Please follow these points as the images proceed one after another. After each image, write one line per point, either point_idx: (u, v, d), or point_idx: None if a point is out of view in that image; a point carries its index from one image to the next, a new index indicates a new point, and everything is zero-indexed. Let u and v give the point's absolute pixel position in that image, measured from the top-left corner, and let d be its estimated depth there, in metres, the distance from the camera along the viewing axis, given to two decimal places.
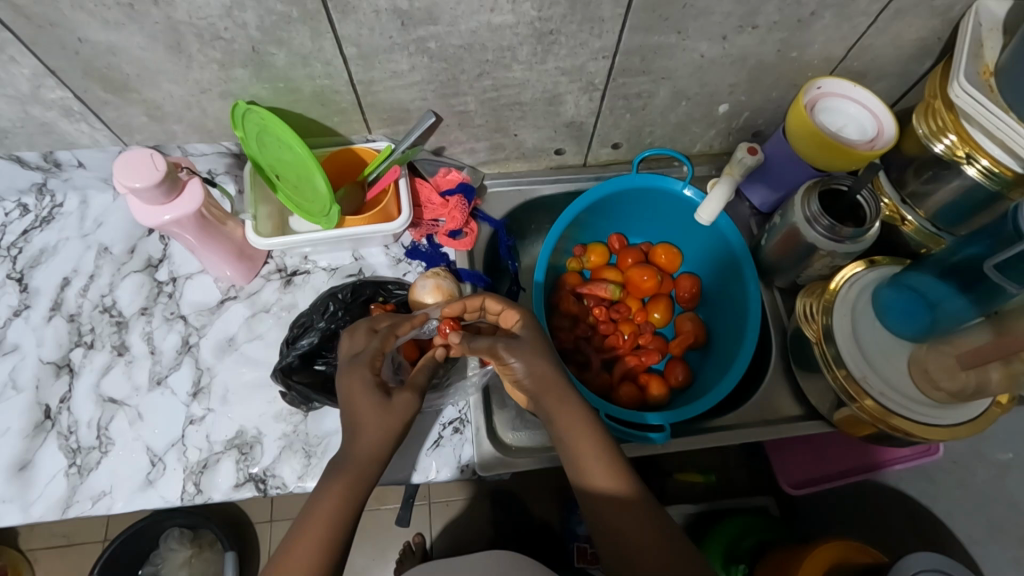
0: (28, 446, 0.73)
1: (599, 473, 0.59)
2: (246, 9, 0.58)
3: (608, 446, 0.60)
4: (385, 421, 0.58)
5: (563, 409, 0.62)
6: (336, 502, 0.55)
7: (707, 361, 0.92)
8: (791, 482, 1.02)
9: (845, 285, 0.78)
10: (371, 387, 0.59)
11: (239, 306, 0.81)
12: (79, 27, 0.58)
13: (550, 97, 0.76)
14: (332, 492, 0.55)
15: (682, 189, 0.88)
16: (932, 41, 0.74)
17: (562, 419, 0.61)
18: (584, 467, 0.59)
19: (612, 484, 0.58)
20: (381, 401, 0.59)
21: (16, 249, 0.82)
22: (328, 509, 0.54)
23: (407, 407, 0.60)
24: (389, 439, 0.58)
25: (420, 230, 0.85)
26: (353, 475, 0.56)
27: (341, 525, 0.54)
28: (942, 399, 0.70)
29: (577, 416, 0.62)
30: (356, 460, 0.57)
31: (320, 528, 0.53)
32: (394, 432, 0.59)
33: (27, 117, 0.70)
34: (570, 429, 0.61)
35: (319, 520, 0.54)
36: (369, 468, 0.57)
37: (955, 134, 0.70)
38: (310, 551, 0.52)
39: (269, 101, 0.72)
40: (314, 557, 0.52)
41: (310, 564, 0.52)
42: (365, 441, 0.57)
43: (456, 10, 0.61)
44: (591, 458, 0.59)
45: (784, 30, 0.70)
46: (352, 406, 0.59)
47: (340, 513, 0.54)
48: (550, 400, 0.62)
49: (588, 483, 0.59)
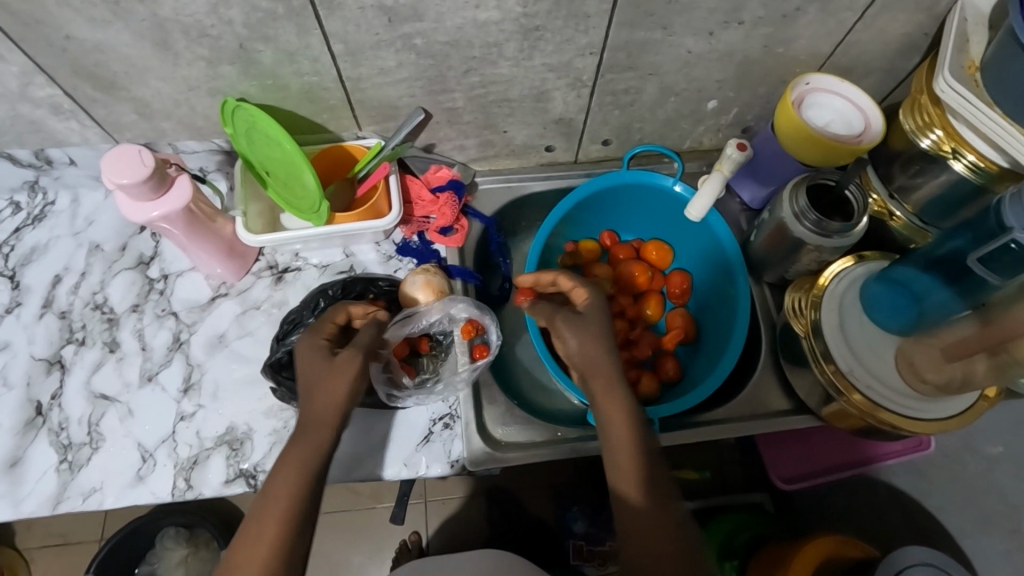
0: (19, 443, 0.73)
1: (631, 475, 0.61)
2: (232, 6, 0.58)
3: (647, 450, 0.62)
4: (333, 381, 0.62)
5: (614, 406, 0.64)
6: (293, 475, 0.57)
7: (697, 357, 0.92)
8: (783, 477, 1.02)
9: (833, 280, 0.78)
10: (320, 352, 0.64)
11: (230, 303, 0.81)
12: (65, 25, 0.58)
13: (538, 93, 0.76)
14: (286, 469, 0.57)
15: (673, 185, 0.88)
16: (918, 36, 0.75)
17: (610, 417, 0.64)
18: (618, 466, 0.62)
19: (642, 488, 0.60)
20: (325, 364, 0.63)
21: (8, 247, 0.83)
22: (287, 486, 0.56)
23: (353, 362, 0.63)
24: (339, 398, 0.61)
25: (411, 227, 0.85)
26: (309, 447, 0.58)
27: (299, 499, 0.56)
28: (929, 392, 0.70)
29: (625, 417, 0.64)
30: (310, 428, 0.60)
31: (282, 505, 0.55)
32: (342, 393, 0.62)
33: (17, 115, 0.70)
34: (614, 428, 0.63)
35: (281, 493, 0.56)
36: (322, 433, 0.60)
37: (942, 130, 0.70)
38: (275, 526, 0.54)
39: (258, 99, 0.72)
40: (277, 531, 0.54)
41: (276, 538, 0.54)
42: (317, 405, 0.61)
43: (441, 7, 0.61)
44: (629, 460, 0.61)
45: (770, 26, 0.70)
46: (303, 371, 0.63)
47: (301, 483, 0.57)
48: (604, 397, 0.65)
49: (621, 483, 0.61)
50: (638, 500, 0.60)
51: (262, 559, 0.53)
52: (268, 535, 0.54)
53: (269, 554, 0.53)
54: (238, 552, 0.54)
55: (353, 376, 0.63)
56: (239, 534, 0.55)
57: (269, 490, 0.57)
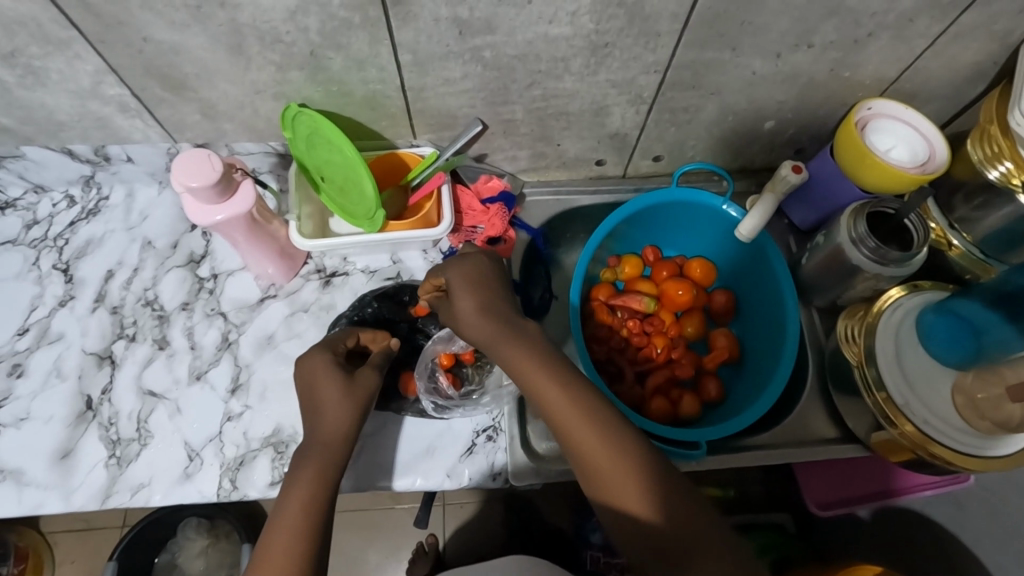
0: (70, 435, 0.74)
1: (625, 481, 0.53)
2: (309, 14, 0.58)
3: (625, 443, 0.55)
4: (344, 399, 0.63)
5: (562, 404, 0.56)
6: (309, 485, 0.56)
7: (741, 378, 0.91)
8: (818, 502, 1.00)
9: (888, 309, 0.76)
10: (329, 367, 0.65)
11: (279, 304, 0.81)
12: (145, 27, 0.59)
13: (597, 108, 0.76)
14: (302, 482, 0.56)
15: (722, 206, 0.87)
16: (988, 65, 0.73)
17: (570, 421, 0.56)
18: (603, 477, 0.54)
19: (643, 488, 0.52)
20: (344, 379, 0.65)
21: (62, 240, 0.84)
22: (300, 496, 0.56)
23: (372, 382, 0.67)
24: (347, 418, 0.62)
25: (459, 236, 0.84)
26: (322, 460, 0.59)
27: (315, 512, 0.55)
28: (987, 430, 0.69)
29: (580, 413, 0.56)
30: (322, 445, 0.60)
31: (294, 516, 0.54)
32: (361, 403, 0.64)
33: (85, 112, 0.71)
34: (580, 433, 0.55)
35: (297, 496, 0.55)
36: (335, 450, 0.60)
37: (1011, 161, 0.69)
38: (286, 534, 0.53)
39: (321, 104, 0.72)
40: (293, 541, 0.52)
41: (289, 548, 0.52)
42: (329, 424, 0.61)
43: (515, 21, 0.61)
44: (612, 465, 0.53)
45: (840, 50, 0.69)
46: (316, 386, 0.64)
47: (318, 485, 0.57)
48: (554, 397, 0.57)
49: (615, 491, 0.53)
50: (646, 509, 0.52)
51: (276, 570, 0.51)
52: (280, 542, 0.52)
53: (286, 564, 0.51)
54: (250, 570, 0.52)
55: (365, 402, 0.64)
56: (256, 546, 0.53)
57: (281, 505, 0.55)
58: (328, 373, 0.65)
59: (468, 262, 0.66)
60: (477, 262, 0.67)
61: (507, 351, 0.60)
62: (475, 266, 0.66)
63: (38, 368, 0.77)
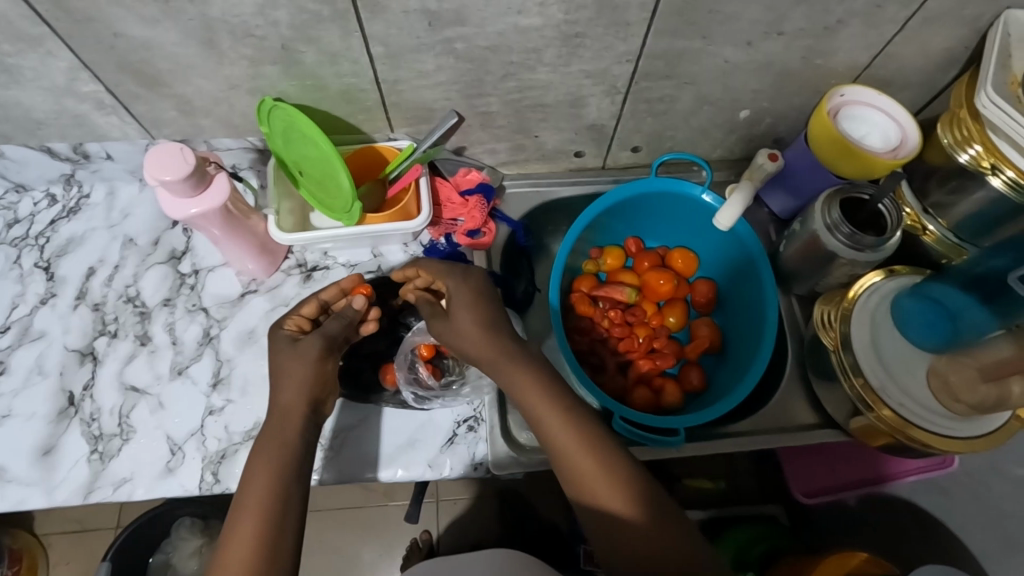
0: (52, 432, 0.74)
1: (607, 486, 0.57)
2: (279, 7, 0.59)
3: (612, 454, 0.59)
4: (294, 365, 0.63)
5: (551, 415, 0.60)
6: (272, 451, 0.58)
7: (722, 367, 0.92)
8: (803, 490, 1.01)
9: (863, 294, 0.77)
10: (283, 340, 0.66)
11: (260, 299, 0.82)
12: (116, 22, 0.59)
13: (573, 99, 0.76)
14: (261, 462, 0.57)
15: (700, 194, 0.87)
16: (959, 50, 0.74)
17: (557, 433, 0.60)
18: (590, 487, 0.57)
19: (624, 492, 0.56)
20: (292, 346, 0.65)
21: (44, 238, 0.84)
22: (266, 477, 0.56)
23: (317, 347, 0.64)
24: (303, 383, 0.62)
25: (438, 229, 0.84)
26: (281, 433, 0.59)
27: (279, 484, 0.55)
28: (963, 412, 0.69)
29: (567, 424, 0.60)
30: (282, 414, 0.60)
31: (262, 493, 0.55)
32: (306, 373, 0.62)
33: (61, 110, 0.72)
34: (568, 443, 0.59)
35: (263, 466, 0.56)
36: (295, 418, 0.60)
37: (981, 144, 0.70)
38: (254, 519, 0.53)
39: (296, 98, 0.73)
40: (257, 522, 0.53)
41: (258, 526, 0.53)
42: (286, 394, 0.61)
43: (484, 12, 0.61)
44: (599, 473, 0.57)
45: (810, 37, 0.70)
46: (274, 361, 0.64)
47: (284, 453, 0.57)
48: (546, 412, 0.60)
49: (598, 496, 0.57)
50: (627, 511, 0.56)
51: (243, 551, 0.51)
52: (248, 525, 0.53)
53: (252, 549, 0.52)
54: (218, 561, 0.52)
55: (316, 358, 0.64)
56: (224, 526, 0.54)
57: (247, 479, 0.56)
58: (280, 343, 0.65)
59: (465, 280, 0.69)
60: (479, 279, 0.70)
61: (501, 370, 0.63)
62: (471, 286, 0.69)
63: (19, 366, 0.77)
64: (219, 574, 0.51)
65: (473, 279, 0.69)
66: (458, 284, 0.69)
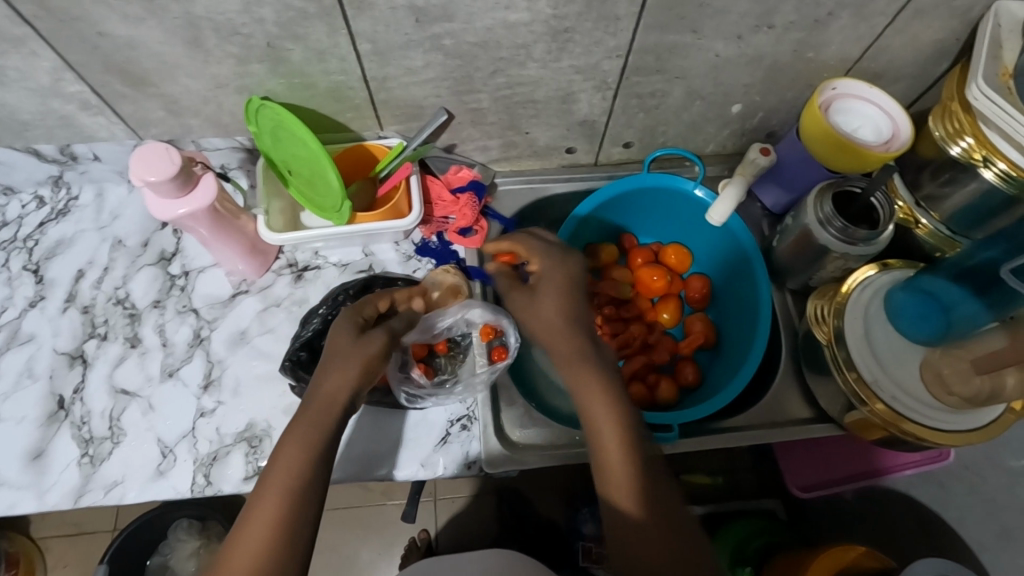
0: (43, 436, 0.73)
1: (622, 480, 0.56)
2: (264, 5, 0.58)
3: (640, 451, 0.58)
4: (350, 355, 0.61)
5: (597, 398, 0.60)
6: (307, 427, 0.56)
7: (717, 362, 0.91)
8: (800, 485, 1.00)
9: (857, 288, 0.77)
10: (349, 323, 0.65)
11: (251, 300, 0.81)
12: (99, 21, 0.59)
13: (563, 95, 0.76)
14: (293, 440, 0.55)
15: (693, 188, 0.87)
16: (951, 42, 0.74)
17: (598, 416, 0.60)
18: (610, 478, 0.57)
19: (637, 491, 0.56)
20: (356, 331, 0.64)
21: (32, 241, 0.83)
22: (294, 456, 0.54)
23: (380, 342, 0.64)
24: (361, 367, 0.61)
25: (431, 227, 0.84)
26: (316, 414, 0.57)
27: (302, 470, 0.53)
28: (956, 405, 0.69)
29: (610, 410, 0.60)
30: (324, 391, 0.58)
31: (284, 477, 0.53)
32: (360, 360, 0.61)
33: (47, 111, 0.71)
34: (603, 429, 0.59)
35: (294, 442, 0.55)
36: (339, 398, 0.58)
37: (973, 137, 0.69)
38: (275, 502, 0.52)
39: (285, 97, 0.72)
40: (278, 506, 0.51)
41: (277, 508, 0.51)
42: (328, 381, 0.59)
43: (472, 8, 0.61)
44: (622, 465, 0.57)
45: (801, 30, 0.69)
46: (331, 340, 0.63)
47: (315, 430, 0.56)
48: (591, 394, 0.60)
49: (615, 487, 0.57)
50: (637, 509, 0.55)
51: (258, 535, 0.50)
52: (266, 508, 0.51)
53: (269, 532, 0.50)
54: (231, 541, 0.51)
55: (374, 354, 0.63)
56: (244, 503, 0.53)
57: (275, 460, 0.54)
58: (345, 326, 0.64)
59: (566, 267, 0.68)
60: (567, 266, 0.69)
61: (573, 349, 0.63)
62: (563, 270, 0.68)
63: (9, 369, 0.77)
64: (231, 555, 0.50)
65: (572, 266, 0.69)
66: (553, 266, 0.68)
